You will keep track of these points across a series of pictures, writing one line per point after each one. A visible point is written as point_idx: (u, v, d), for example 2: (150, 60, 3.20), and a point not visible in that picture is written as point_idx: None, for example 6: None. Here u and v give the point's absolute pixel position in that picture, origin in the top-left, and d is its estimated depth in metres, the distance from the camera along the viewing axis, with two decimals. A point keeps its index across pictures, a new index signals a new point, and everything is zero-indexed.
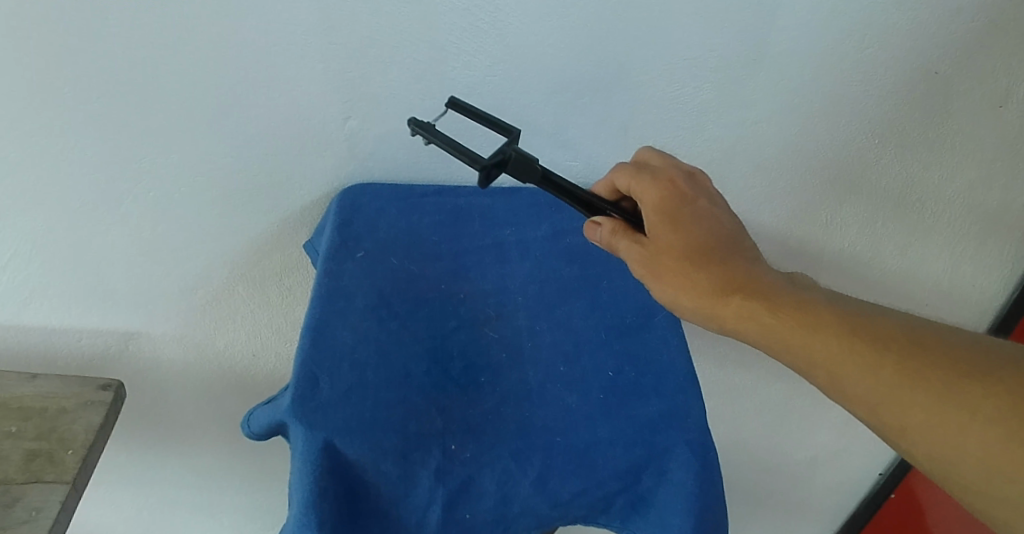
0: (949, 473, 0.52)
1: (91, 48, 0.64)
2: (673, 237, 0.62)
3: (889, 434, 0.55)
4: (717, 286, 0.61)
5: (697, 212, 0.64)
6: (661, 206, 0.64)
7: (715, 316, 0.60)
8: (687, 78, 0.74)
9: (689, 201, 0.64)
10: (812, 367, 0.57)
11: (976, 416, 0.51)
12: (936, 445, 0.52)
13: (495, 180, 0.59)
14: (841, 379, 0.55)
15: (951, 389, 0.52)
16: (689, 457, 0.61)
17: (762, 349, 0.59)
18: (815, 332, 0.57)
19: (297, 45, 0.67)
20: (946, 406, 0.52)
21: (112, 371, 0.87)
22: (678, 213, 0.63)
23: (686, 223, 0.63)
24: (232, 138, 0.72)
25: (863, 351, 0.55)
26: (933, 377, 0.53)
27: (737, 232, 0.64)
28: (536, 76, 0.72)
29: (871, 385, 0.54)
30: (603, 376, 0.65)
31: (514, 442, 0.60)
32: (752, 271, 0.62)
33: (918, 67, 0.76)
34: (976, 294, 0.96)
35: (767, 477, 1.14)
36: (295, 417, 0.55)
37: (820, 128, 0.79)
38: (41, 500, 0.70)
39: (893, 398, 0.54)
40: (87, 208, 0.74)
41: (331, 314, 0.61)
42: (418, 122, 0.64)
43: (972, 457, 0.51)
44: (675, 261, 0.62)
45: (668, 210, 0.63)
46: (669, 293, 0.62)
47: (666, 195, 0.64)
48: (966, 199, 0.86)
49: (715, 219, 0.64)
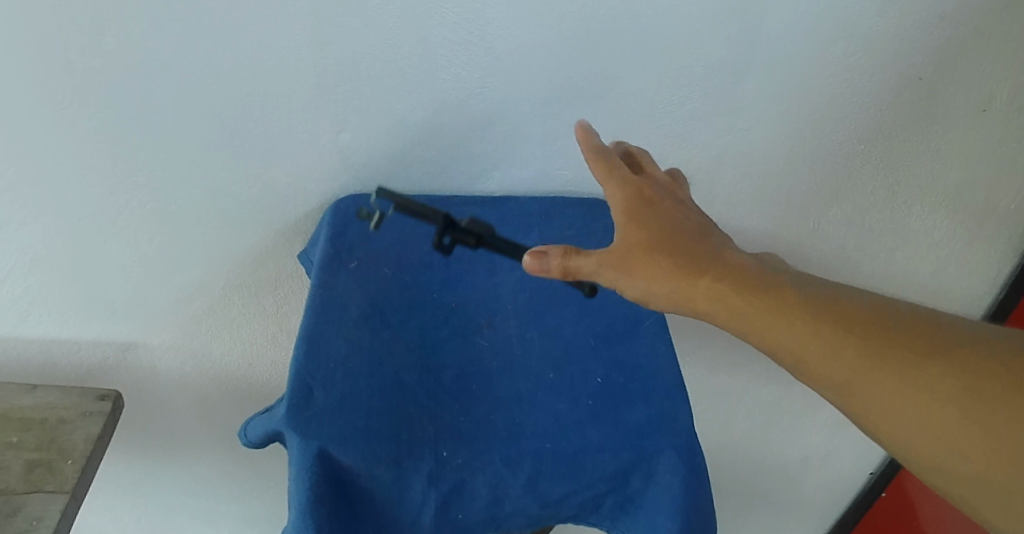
0: (916, 451, 0.55)
1: (89, 63, 0.66)
2: (641, 230, 0.63)
3: (855, 413, 0.57)
4: (687, 273, 0.61)
5: (663, 210, 0.64)
6: (628, 203, 0.64)
7: (687, 301, 0.60)
8: (674, 88, 0.75)
9: (655, 201, 0.65)
10: (782, 352, 0.58)
11: (942, 397, 0.54)
12: (903, 425, 0.55)
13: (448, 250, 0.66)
14: (807, 360, 0.57)
15: (914, 369, 0.55)
16: (676, 460, 0.60)
17: (733, 332, 0.60)
18: (784, 316, 0.58)
19: (291, 60, 0.68)
20: (910, 386, 0.54)
21: (109, 381, 0.88)
22: (643, 210, 0.64)
23: (653, 216, 0.63)
24: (228, 152, 0.73)
25: (829, 332, 0.57)
26: (897, 357, 0.55)
27: (702, 226, 0.65)
28: (526, 86, 0.73)
29: (836, 366, 0.56)
30: (591, 383, 0.64)
31: (504, 448, 0.60)
32: (720, 257, 0.62)
33: (901, 73, 0.77)
34: (963, 295, 0.97)
35: (760, 478, 1.15)
36: (289, 427, 0.56)
37: (806, 133, 0.81)
38: (41, 510, 0.71)
39: (859, 379, 0.56)
40: (85, 221, 0.75)
41: (325, 324, 0.62)
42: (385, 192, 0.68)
43: (936, 436, 0.54)
44: (643, 255, 0.61)
45: (634, 207, 0.64)
46: (634, 287, 0.61)
47: (633, 194, 0.64)
48: (950, 203, 0.88)
49: (680, 216, 0.64)
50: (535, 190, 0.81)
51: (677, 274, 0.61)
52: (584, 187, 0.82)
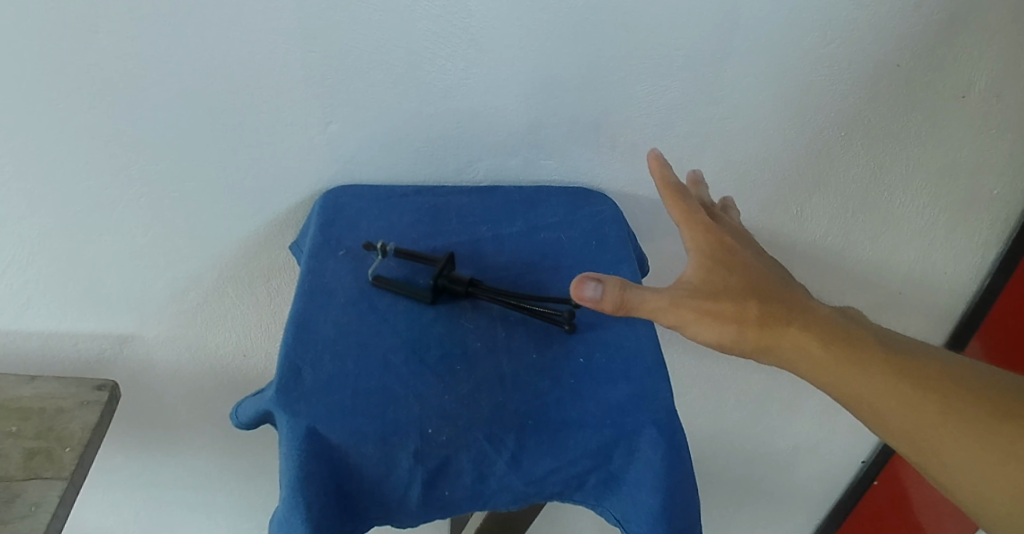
0: (978, 500, 0.60)
1: (80, 60, 0.68)
2: (728, 281, 0.64)
3: (923, 463, 0.62)
4: (773, 324, 0.63)
5: (744, 261, 0.67)
6: (711, 254, 0.66)
7: (772, 350, 0.62)
8: (656, 77, 0.77)
9: (735, 252, 0.67)
10: (858, 402, 0.62)
11: (1009, 454, 0.59)
12: (969, 478, 0.60)
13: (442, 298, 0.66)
14: (881, 411, 0.61)
15: (983, 426, 0.60)
16: (657, 437, 0.59)
17: (812, 382, 0.63)
18: (863, 368, 0.62)
19: (280, 53, 0.70)
20: (983, 442, 0.60)
21: (107, 374, 0.90)
22: (727, 260, 0.66)
23: (736, 267, 0.66)
24: (219, 146, 0.75)
25: (904, 387, 0.61)
26: (970, 413, 0.61)
27: (778, 278, 0.67)
28: (510, 77, 0.75)
29: (905, 415, 0.61)
30: (574, 362, 0.63)
31: (488, 425, 0.59)
32: (802, 308, 0.65)
33: (877, 62, 0.79)
34: (949, 281, 0.98)
35: (751, 466, 1.17)
36: (279, 407, 0.57)
37: (786, 122, 0.82)
38: (40, 495, 0.73)
39: (932, 431, 0.61)
40: (81, 215, 0.77)
41: (315, 310, 0.64)
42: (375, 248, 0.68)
43: (1002, 491, 0.60)
44: (730, 304, 0.63)
45: (717, 258, 0.66)
46: (716, 336, 0.62)
47: (718, 245, 0.67)
48: (932, 189, 0.89)
49: (757, 266, 0.67)
50: (520, 179, 0.82)
51: (762, 329, 0.62)
52: (571, 178, 0.83)
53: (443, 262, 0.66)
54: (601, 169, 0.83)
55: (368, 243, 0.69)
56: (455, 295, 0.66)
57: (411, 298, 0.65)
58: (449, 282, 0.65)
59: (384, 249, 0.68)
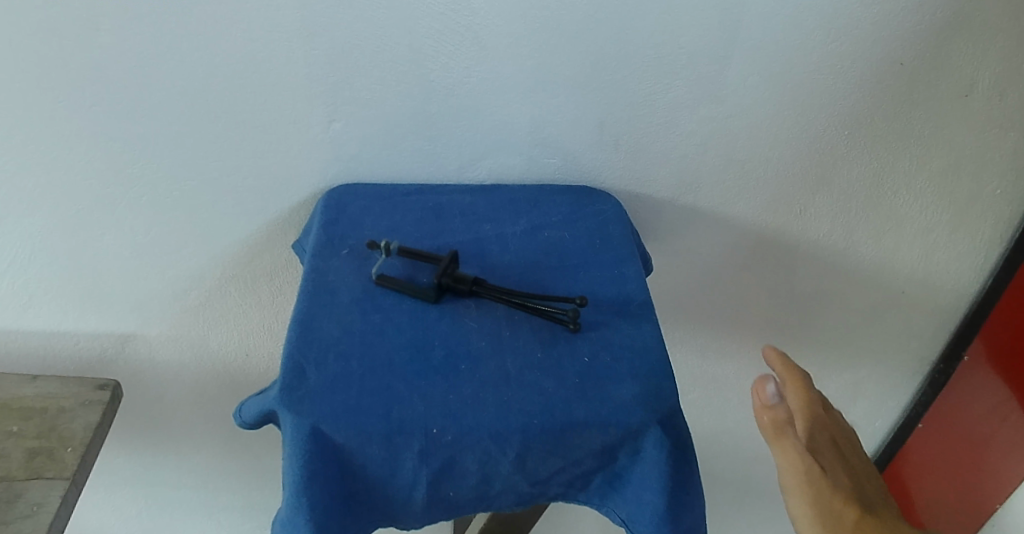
0: None
1: (82, 58, 0.68)
2: (840, 483, 0.62)
3: None
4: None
5: (856, 475, 0.65)
6: (829, 438, 0.65)
7: None
8: (659, 75, 0.77)
9: (843, 448, 0.66)
10: None
11: None
12: None
13: (444, 298, 0.66)
14: None
15: None
16: (661, 436, 0.59)
17: None
18: None
19: (281, 51, 0.70)
20: None
21: (109, 373, 0.90)
22: (843, 465, 0.64)
23: (847, 463, 0.64)
24: (221, 144, 0.75)
25: None
26: None
27: (873, 488, 0.65)
28: (512, 75, 0.75)
29: None
30: (578, 361, 0.62)
31: (492, 424, 0.58)
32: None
33: (880, 60, 0.79)
34: (952, 281, 0.98)
35: (754, 466, 1.17)
36: (283, 406, 0.57)
37: (789, 121, 0.82)
38: (42, 496, 0.72)
39: None
40: (83, 214, 0.77)
41: (318, 308, 0.64)
42: (377, 246, 0.68)
43: None
44: (842, 506, 0.61)
45: (836, 446, 0.65)
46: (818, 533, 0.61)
47: (831, 431, 0.65)
48: (935, 187, 0.89)
49: (868, 487, 0.65)
50: (523, 177, 0.82)
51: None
52: (574, 176, 0.83)
53: (448, 262, 0.67)
54: (604, 168, 0.82)
55: (372, 242, 0.69)
56: (459, 294, 0.66)
57: (415, 296, 0.65)
58: (453, 281, 0.66)
59: (386, 248, 0.68)
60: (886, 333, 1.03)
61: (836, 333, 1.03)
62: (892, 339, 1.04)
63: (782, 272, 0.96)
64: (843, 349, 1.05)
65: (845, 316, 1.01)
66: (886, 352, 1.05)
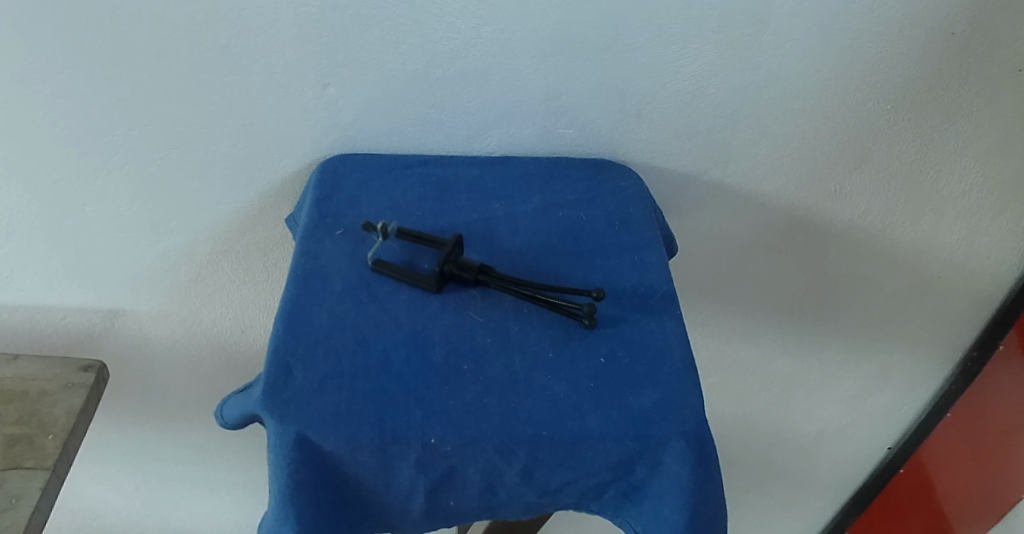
0: None
1: (53, 17, 0.62)
2: None
3: None
4: None
5: None
6: None
7: None
8: (687, 40, 0.69)
9: None
10: None
11: None
12: None
13: (447, 286, 0.60)
14: None
15: None
16: (685, 450, 0.53)
17: None
18: None
19: (269, 9, 0.63)
20: None
21: (97, 350, 0.85)
22: None
23: None
24: (207, 110, 0.69)
25: None
26: None
27: None
28: (526, 38, 0.68)
29: None
30: (594, 363, 0.56)
31: (497, 435, 0.52)
32: None
33: (933, 27, 0.71)
34: (992, 266, 0.91)
35: (774, 450, 1.11)
36: (266, 410, 0.52)
37: (829, 93, 0.75)
38: (20, 487, 0.68)
39: None
40: (63, 183, 0.72)
41: (308, 298, 0.58)
42: (373, 226, 0.62)
43: None
44: None
45: None
46: None
47: None
48: (981, 167, 0.82)
49: None
50: (536, 149, 0.75)
51: None
52: (592, 148, 0.76)
53: (452, 247, 0.61)
54: (625, 139, 0.75)
55: (368, 224, 0.63)
56: (463, 282, 0.60)
57: (414, 284, 0.60)
58: (457, 269, 0.60)
59: (384, 230, 0.62)
60: (921, 319, 0.97)
61: (868, 316, 0.97)
62: (927, 324, 0.97)
63: (814, 252, 0.89)
64: (874, 333, 0.98)
65: (876, 300, 0.95)
66: (921, 338, 0.99)
